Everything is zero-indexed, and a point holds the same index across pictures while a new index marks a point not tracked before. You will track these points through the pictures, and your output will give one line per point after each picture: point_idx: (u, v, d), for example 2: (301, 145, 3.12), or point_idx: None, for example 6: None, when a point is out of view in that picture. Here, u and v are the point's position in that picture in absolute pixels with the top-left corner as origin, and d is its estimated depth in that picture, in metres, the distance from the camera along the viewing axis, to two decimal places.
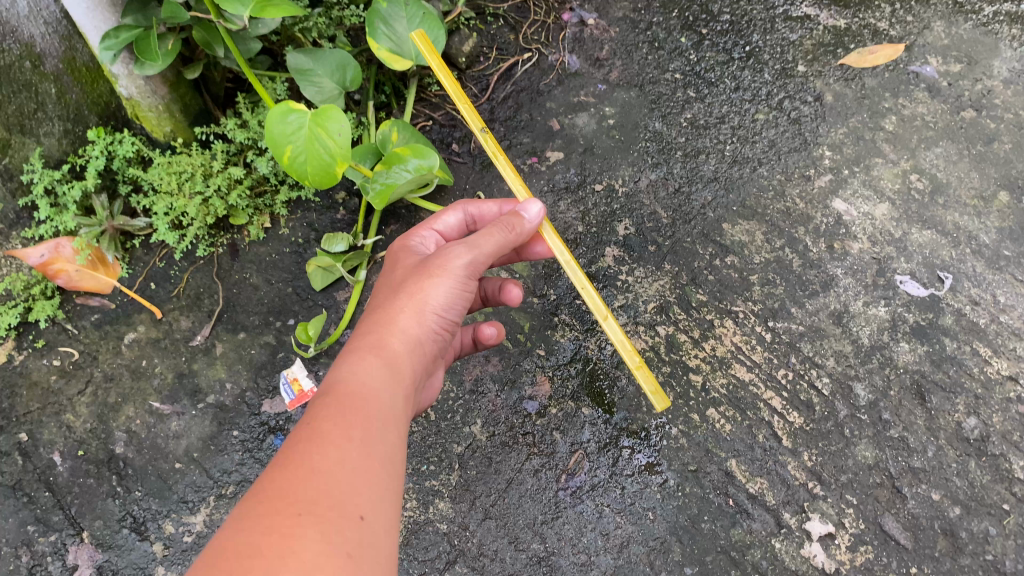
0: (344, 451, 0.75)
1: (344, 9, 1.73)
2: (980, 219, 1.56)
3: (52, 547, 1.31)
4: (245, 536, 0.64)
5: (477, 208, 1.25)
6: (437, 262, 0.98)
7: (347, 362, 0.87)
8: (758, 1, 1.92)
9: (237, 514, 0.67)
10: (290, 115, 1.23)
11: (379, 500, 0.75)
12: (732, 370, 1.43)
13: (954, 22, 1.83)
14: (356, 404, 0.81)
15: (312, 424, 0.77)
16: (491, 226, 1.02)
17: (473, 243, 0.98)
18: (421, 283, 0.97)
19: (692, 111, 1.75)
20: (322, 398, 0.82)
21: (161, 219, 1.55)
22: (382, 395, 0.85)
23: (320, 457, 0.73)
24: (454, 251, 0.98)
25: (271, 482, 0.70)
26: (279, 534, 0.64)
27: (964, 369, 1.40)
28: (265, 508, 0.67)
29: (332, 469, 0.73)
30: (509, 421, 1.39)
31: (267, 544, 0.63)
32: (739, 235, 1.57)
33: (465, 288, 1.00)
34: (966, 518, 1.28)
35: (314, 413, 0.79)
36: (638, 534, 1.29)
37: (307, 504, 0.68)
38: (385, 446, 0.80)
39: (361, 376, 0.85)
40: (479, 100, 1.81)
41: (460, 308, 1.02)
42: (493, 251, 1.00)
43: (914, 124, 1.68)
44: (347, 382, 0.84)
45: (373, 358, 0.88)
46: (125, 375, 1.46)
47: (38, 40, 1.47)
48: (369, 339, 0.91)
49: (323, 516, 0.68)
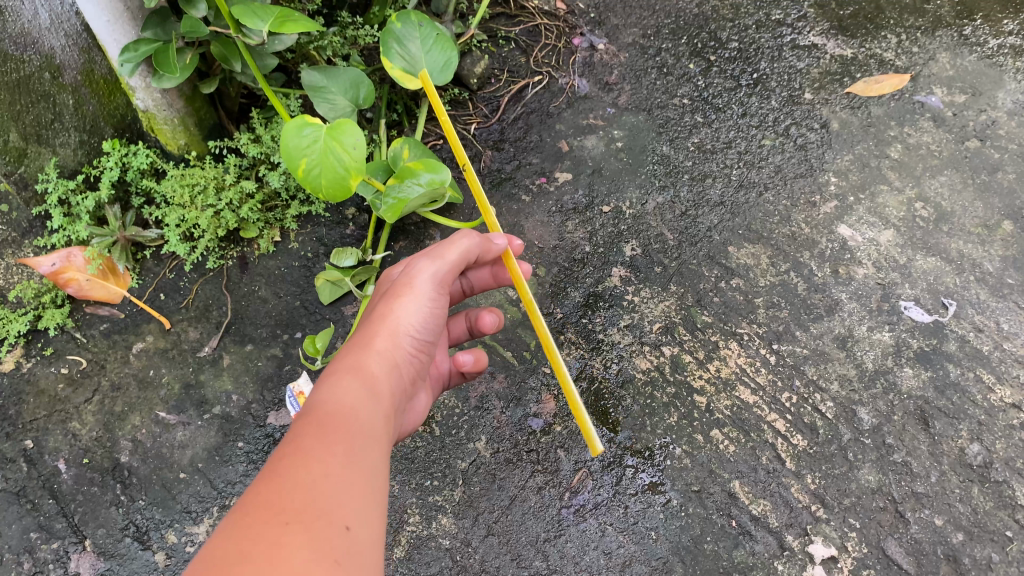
0: (328, 464, 0.76)
1: (359, 30, 1.78)
2: (984, 247, 1.58)
3: (54, 555, 1.30)
4: (235, 546, 0.65)
5: None
6: (405, 283, 1.03)
7: (327, 384, 0.88)
8: (766, 30, 1.96)
9: (223, 527, 0.67)
10: (304, 130, 1.26)
11: (365, 511, 0.76)
12: (736, 391, 1.43)
13: (959, 54, 1.88)
14: (338, 421, 0.82)
15: (294, 443, 0.77)
16: (453, 247, 1.08)
17: (436, 259, 1.05)
18: (392, 305, 1.00)
19: (699, 135, 1.79)
20: (304, 418, 0.82)
21: (173, 230, 1.57)
22: (364, 413, 0.86)
23: (304, 471, 0.74)
24: (419, 269, 1.04)
25: (257, 495, 0.70)
26: (268, 542, 0.65)
27: (968, 395, 1.41)
28: (253, 518, 0.68)
29: (317, 481, 0.73)
30: (513, 438, 1.40)
31: (256, 552, 0.64)
32: (744, 258, 1.59)
33: (436, 304, 1.04)
34: (969, 544, 1.27)
35: (296, 431, 0.80)
36: (640, 553, 1.28)
37: (293, 512, 0.69)
38: (369, 460, 0.81)
39: (341, 394, 0.86)
40: (490, 121, 1.85)
41: (433, 328, 1.05)
42: (455, 263, 1.07)
43: (918, 153, 1.71)
44: (327, 402, 0.85)
45: (351, 377, 0.89)
46: (132, 385, 1.47)
47: (58, 52, 1.50)
48: (347, 361, 0.92)
49: (310, 524, 0.69)
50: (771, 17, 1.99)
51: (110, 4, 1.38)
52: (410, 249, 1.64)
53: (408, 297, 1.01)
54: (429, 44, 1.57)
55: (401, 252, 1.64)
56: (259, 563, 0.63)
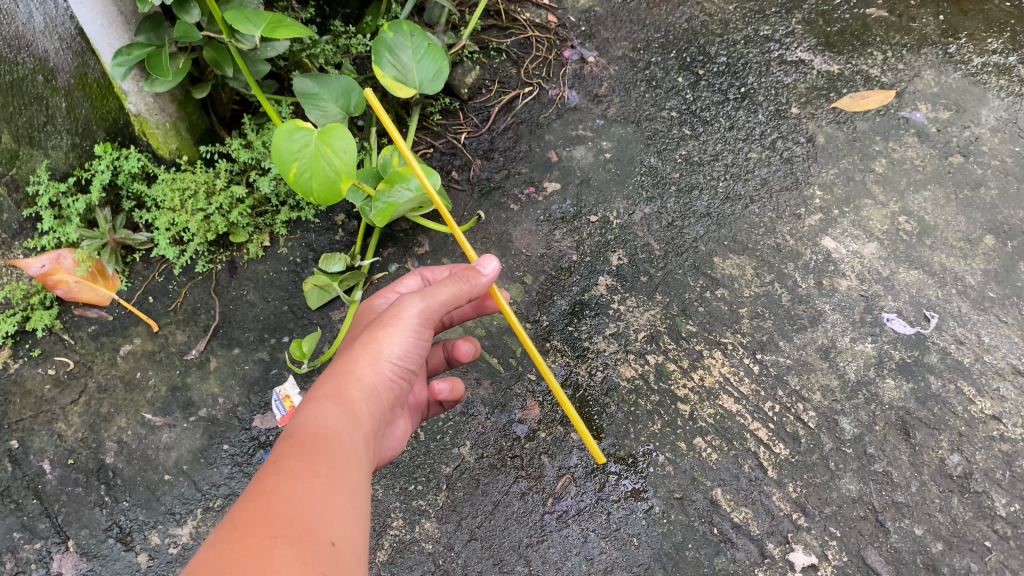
0: (312, 484, 0.77)
1: (351, 39, 1.82)
2: (966, 261, 1.60)
3: (37, 555, 1.30)
4: (225, 557, 0.66)
5: (432, 273, 1.30)
6: (393, 314, 0.99)
7: (308, 407, 0.88)
8: (754, 45, 2.00)
9: (212, 541, 0.68)
10: (295, 134, 1.29)
11: (349, 529, 0.77)
12: (720, 400, 1.45)
13: (943, 71, 1.92)
14: (320, 443, 0.82)
15: (277, 463, 0.78)
16: (444, 280, 1.02)
17: (427, 295, 0.99)
18: (377, 334, 0.97)
19: (687, 148, 1.82)
20: (285, 441, 0.82)
21: (162, 234, 1.59)
22: (345, 437, 0.85)
23: (288, 490, 0.75)
24: (409, 301, 0.99)
25: (245, 510, 0.71)
26: (258, 554, 0.66)
27: (949, 406, 1.43)
28: (243, 531, 0.69)
29: (302, 498, 0.75)
30: (498, 444, 1.40)
31: (247, 563, 0.65)
32: (729, 269, 1.61)
33: (422, 336, 1.00)
34: (948, 554, 1.29)
35: (280, 452, 0.80)
36: (622, 559, 1.29)
37: (282, 527, 0.70)
38: (352, 480, 0.82)
39: (322, 418, 0.86)
40: (480, 131, 1.87)
41: (418, 357, 1.02)
42: (447, 304, 1.00)
43: (903, 168, 1.74)
44: (308, 426, 0.84)
45: (332, 403, 0.88)
46: (119, 387, 1.48)
47: (52, 55, 1.51)
48: (329, 386, 0.91)
49: (298, 539, 0.70)
50: (759, 33, 2.03)
51: (104, 8, 1.39)
52: (399, 256, 1.65)
53: (394, 328, 0.97)
54: (421, 53, 1.60)
55: (389, 259, 1.65)
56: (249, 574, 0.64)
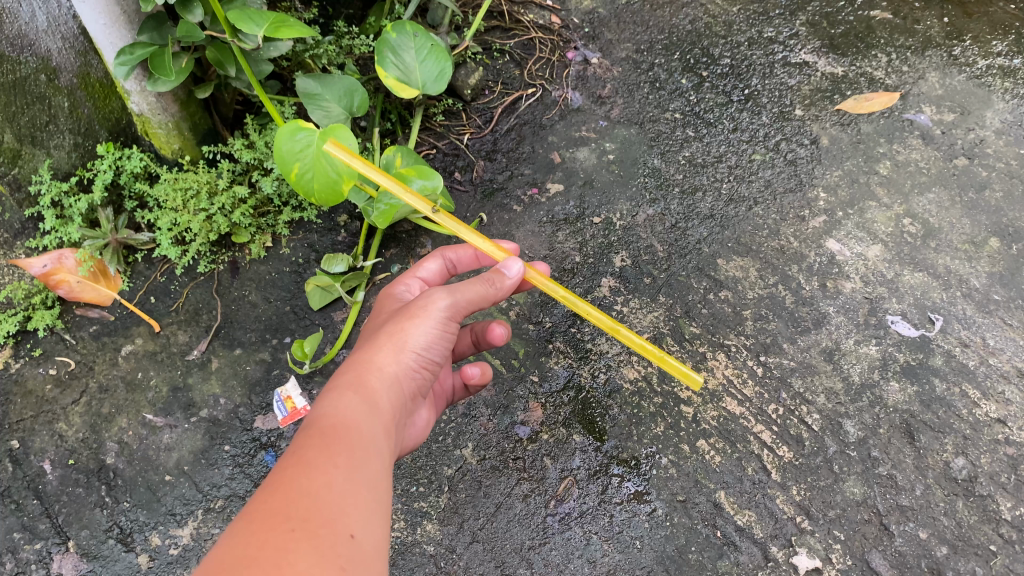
0: (331, 477, 0.76)
1: (354, 40, 1.82)
2: (971, 264, 1.59)
3: (37, 556, 1.29)
4: (242, 551, 0.65)
5: (453, 253, 1.28)
6: (418, 306, 0.98)
7: (329, 398, 0.87)
8: (757, 46, 2.00)
9: (230, 533, 0.68)
10: (297, 134, 1.28)
11: (368, 522, 0.76)
12: (723, 402, 1.44)
13: (948, 73, 1.91)
14: (340, 434, 0.81)
15: (297, 454, 0.77)
16: (471, 277, 1.02)
17: (454, 289, 0.98)
18: (401, 325, 0.96)
19: (690, 149, 1.81)
20: (305, 432, 0.81)
21: (164, 234, 1.58)
22: (365, 428, 0.84)
23: (307, 481, 0.74)
24: (436, 294, 0.98)
25: (262, 503, 0.71)
26: (274, 547, 0.66)
27: (953, 409, 1.42)
28: (259, 524, 0.68)
29: (321, 491, 0.74)
30: (500, 446, 1.40)
31: (263, 557, 0.64)
32: (733, 270, 1.60)
33: (447, 329, 1.00)
34: (952, 558, 1.27)
35: (298, 443, 0.79)
36: (625, 562, 1.28)
37: (299, 520, 0.69)
38: (372, 473, 0.81)
39: (343, 409, 0.85)
40: (482, 132, 1.87)
41: (441, 351, 1.01)
42: (474, 299, 1.00)
43: (908, 170, 1.73)
44: (329, 416, 0.83)
45: (353, 393, 0.87)
46: (120, 388, 1.47)
47: (55, 54, 1.50)
48: (350, 376, 0.90)
49: (314, 532, 0.69)
50: (763, 34, 2.02)
51: (107, 7, 1.40)
52: (401, 256, 1.65)
53: (419, 320, 0.96)
54: (424, 54, 1.59)
55: (392, 259, 1.65)
56: (266, 569, 0.63)
